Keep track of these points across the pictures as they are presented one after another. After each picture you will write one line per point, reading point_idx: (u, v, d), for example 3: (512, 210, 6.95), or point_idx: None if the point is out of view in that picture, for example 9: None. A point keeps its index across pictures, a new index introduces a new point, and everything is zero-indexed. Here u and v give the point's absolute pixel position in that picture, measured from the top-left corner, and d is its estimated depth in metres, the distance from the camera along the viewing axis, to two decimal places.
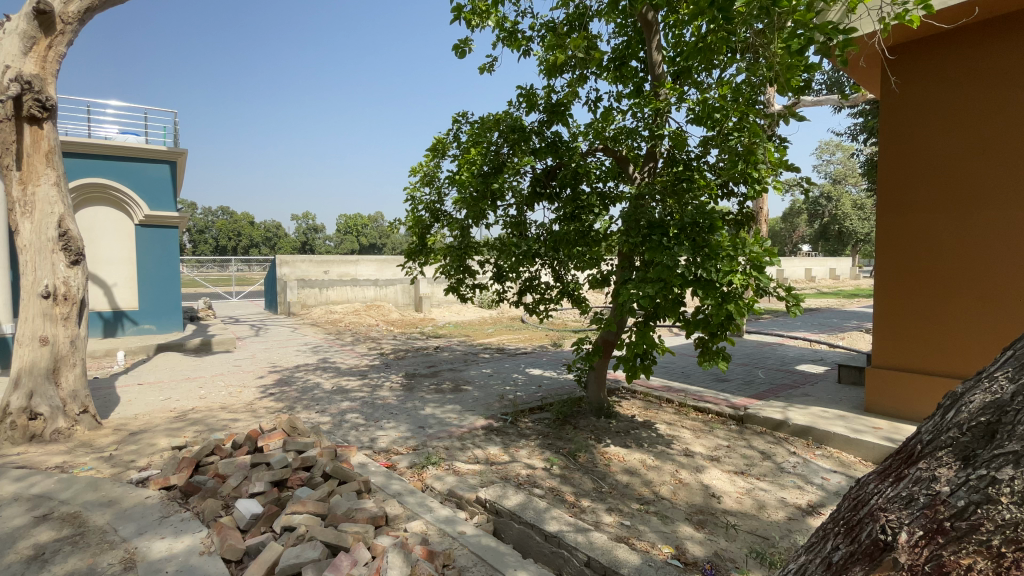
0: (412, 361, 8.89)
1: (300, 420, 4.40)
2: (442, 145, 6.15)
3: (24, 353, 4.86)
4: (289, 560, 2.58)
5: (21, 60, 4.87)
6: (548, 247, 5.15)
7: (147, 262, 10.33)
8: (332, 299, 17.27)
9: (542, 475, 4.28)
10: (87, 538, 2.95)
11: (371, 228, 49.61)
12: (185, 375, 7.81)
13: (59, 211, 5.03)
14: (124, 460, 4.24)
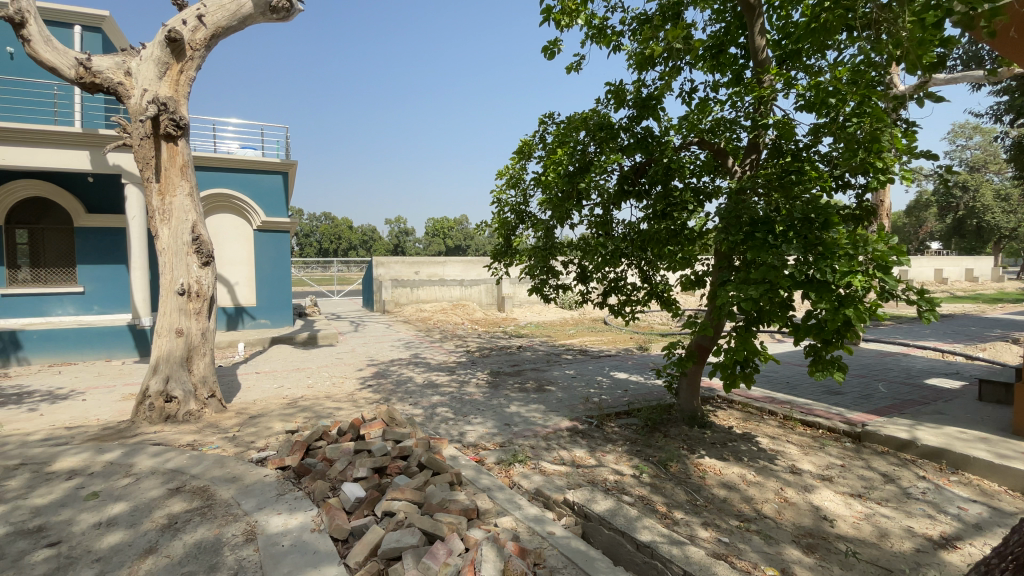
0: (498, 359, 9.05)
1: (397, 412, 4.66)
2: (528, 147, 6.20)
3: (162, 342, 5.58)
4: (391, 544, 2.71)
5: (157, 84, 5.68)
6: (637, 246, 4.98)
7: (263, 264, 11.46)
8: (422, 298, 18.11)
9: (631, 482, 4.14)
10: (214, 510, 3.32)
11: (457, 230, 51.45)
12: (295, 366, 8.58)
13: (192, 218, 5.74)
14: (245, 440, 4.74)
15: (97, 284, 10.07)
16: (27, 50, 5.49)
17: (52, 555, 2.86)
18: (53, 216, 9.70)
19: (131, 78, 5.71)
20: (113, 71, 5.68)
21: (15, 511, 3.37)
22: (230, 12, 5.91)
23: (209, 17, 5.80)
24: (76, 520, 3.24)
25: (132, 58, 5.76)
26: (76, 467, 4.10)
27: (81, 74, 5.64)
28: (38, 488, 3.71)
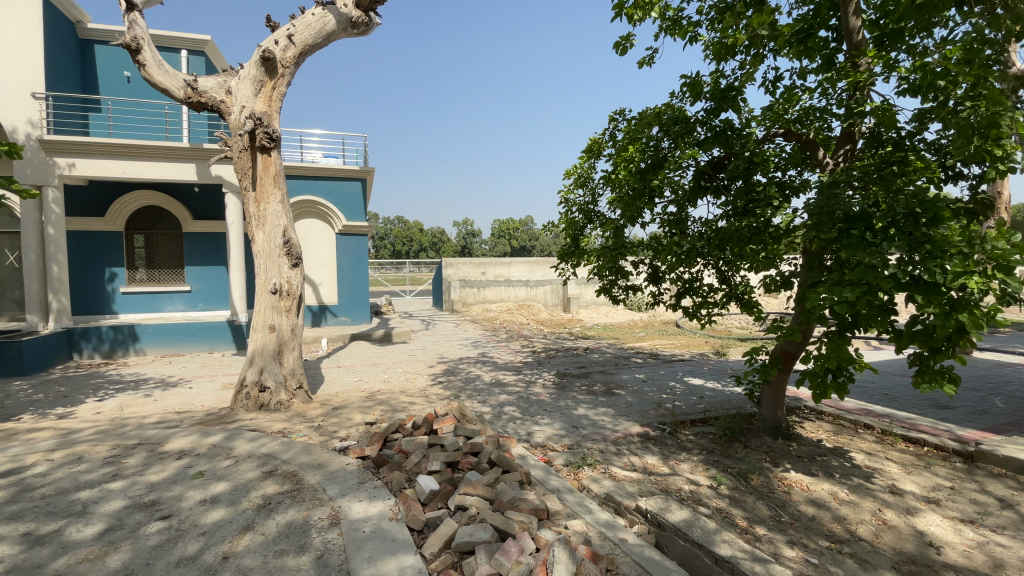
0: (565, 361, 9.00)
1: (468, 409, 4.77)
2: (597, 145, 6.11)
3: (258, 337, 6.08)
4: (464, 538, 2.78)
5: (253, 101, 6.21)
6: (715, 245, 4.75)
7: (343, 265, 12.17)
8: (488, 298, 18.43)
9: (707, 493, 3.96)
10: (302, 494, 3.58)
11: (522, 231, 51.86)
12: (371, 362, 9.03)
13: (283, 223, 6.21)
14: (329, 430, 5.05)
15: (201, 284, 11.19)
16: (144, 75, 6.16)
17: (167, 527, 3.21)
18: (165, 222, 10.90)
19: (231, 96, 6.27)
20: (215, 90, 6.27)
21: (137, 485, 3.81)
22: (315, 30, 6.38)
23: (297, 36, 6.27)
24: (186, 496, 3.62)
25: (232, 78, 6.33)
26: (185, 448, 4.57)
27: (189, 95, 6.26)
28: (155, 466, 4.18)
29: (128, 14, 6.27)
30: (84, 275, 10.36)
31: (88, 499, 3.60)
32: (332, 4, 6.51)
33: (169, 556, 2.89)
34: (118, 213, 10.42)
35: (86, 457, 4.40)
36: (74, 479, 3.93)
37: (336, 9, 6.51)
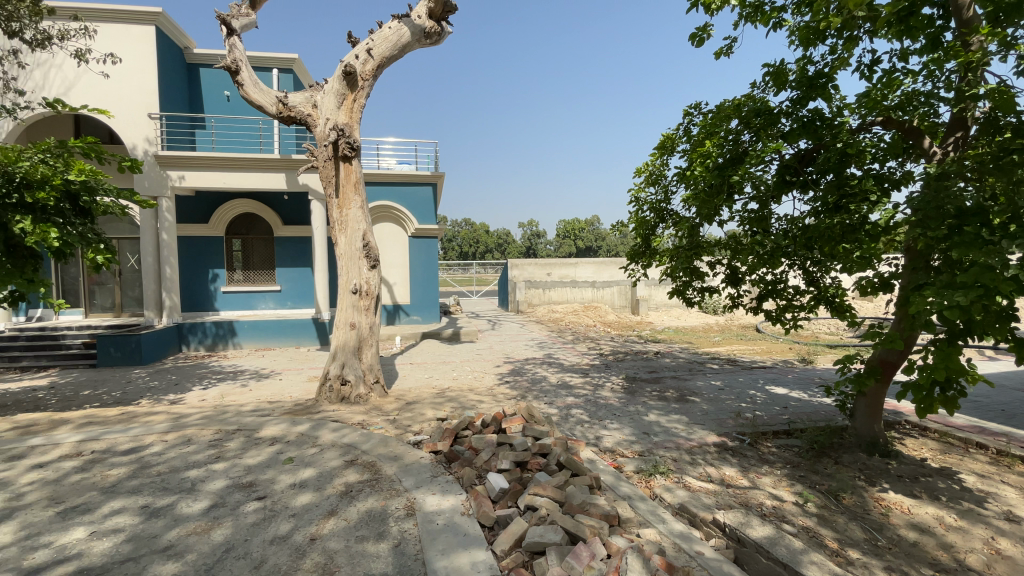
0: (634, 365, 8.77)
1: (537, 410, 4.80)
2: (670, 141, 5.92)
3: (340, 334, 6.47)
4: (535, 538, 2.79)
5: (336, 113, 6.61)
6: (801, 243, 4.43)
7: (415, 267, 12.67)
8: (554, 299, 18.39)
9: (791, 510, 3.70)
10: (380, 484, 3.76)
11: (588, 231, 51.27)
12: (441, 360, 9.33)
13: (362, 227, 6.57)
14: (403, 424, 5.28)
15: (289, 284, 12.12)
16: (242, 93, 6.76)
17: (262, 507, 3.51)
18: (258, 227, 11.90)
19: (316, 109, 6.74)
20: (303, 104, 6.76)
21: (236, 467, 4.20)
22: (391, 43, 6.73)
23: (376, 49, 6.64)
24: (278, 480, 3.93)
25: (317, 93, 6.80)
26: (276, 435, 4.96)
27: (280, 110, 6.80)
28: (251, 450, 4.57)
29: (228, 39, 6.91)
30: (191, 276, 11.55)
31: (195, 478, 4.01)
32: (406, 16, 6.84)
33: (264, 534, 3.15)
34: (219, 220, 11.53)
35: (194, 440, 4.90)
36: (184, 459, 4.40)
37: (410, 21, 6.84)
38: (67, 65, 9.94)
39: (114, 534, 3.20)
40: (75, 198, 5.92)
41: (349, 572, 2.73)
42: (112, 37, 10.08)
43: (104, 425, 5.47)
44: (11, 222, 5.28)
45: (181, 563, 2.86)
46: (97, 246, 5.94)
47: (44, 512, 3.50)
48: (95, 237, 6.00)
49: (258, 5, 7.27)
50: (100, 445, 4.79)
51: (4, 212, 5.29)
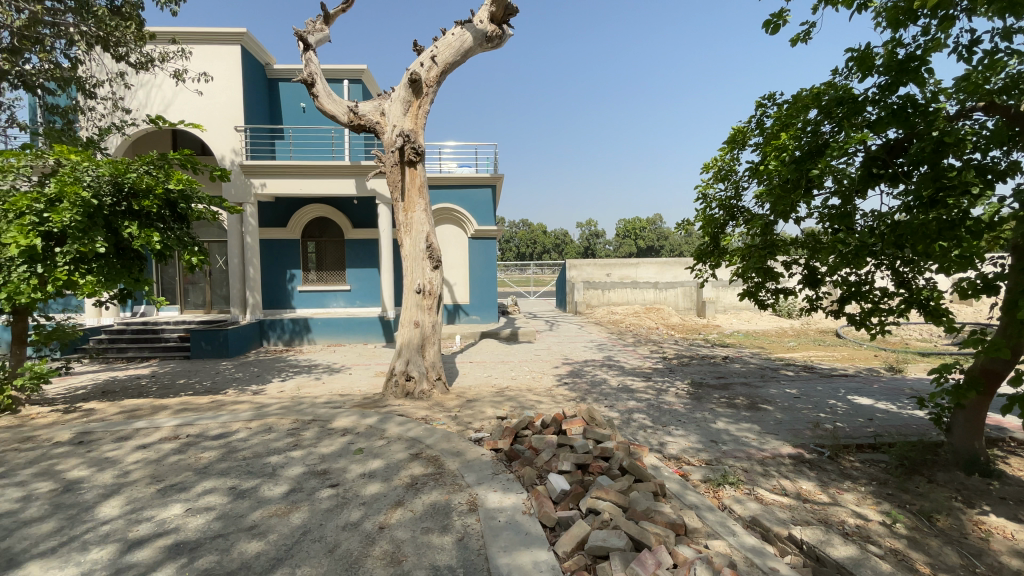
0: (700, 370, 8.43)
1: (598, 412, 4.74)
2: (741, 134, 5.66)
3: (405, 332, 6.70)
4: (598, 542, 2.75)
5: (403, 119, 6.87)
6: (891, 241, 3.98)
7: (475, 267, 12.89)
8: (614, 300, 18.10)
9: (878, 530, 3.41)
10: (444, 478, 3.87)
11: (649, 231, 49.91)
12: (500, 359, 9.43)
13: (426, 229, 6.78)
14: (464, 421, 5.39)
15: (358, 283, 12.73)
16: (317, 105, 7.17)
17: (335, 494, 3.71)
18: (330, 230, 12.60)
19: (384, 117, 7.03)
20: (372, 113, 7.08)
21: (311, 455, 4.46)
22: (454, 49, 6.90)
23: (440, 56, 6.83)
24: (349, 469, 4.14)
25: (385, 101, 7.09)
26: (347, 427, 5.23)
27: (351, 118, 7.15)
28: (324, 440, 4.85)
29: (305, 54, 7.36)
30: (270, 276, 12.42)
31: (276, 463, 4.31)
32: (469, 22, 7.00)
33: (337, 520, 3.33)
34: (295, 224, 12.33)
35: (274, 428, 5.27)
36: (266, 445, 4.74)
37: (473, 26, 7.01)
38: (167, 85, 10.99)
39: (207, 511, 3.50)
40: (174, 205, 6.53)
41: (416, 562, 2.82)
42: (205, 58, 11.07)
43: (198, 412, 6.01)
44: (122, 227, 5.92)
45: (264, 542, 3.09)
46: (192, 249, 6.54)
47: (149, 488, 3.90)
48: (189, 240, 6.60)
49: (331, 20, 7.70)
50: (194, 430, 5.27)
51: (116, 218, 5.94)
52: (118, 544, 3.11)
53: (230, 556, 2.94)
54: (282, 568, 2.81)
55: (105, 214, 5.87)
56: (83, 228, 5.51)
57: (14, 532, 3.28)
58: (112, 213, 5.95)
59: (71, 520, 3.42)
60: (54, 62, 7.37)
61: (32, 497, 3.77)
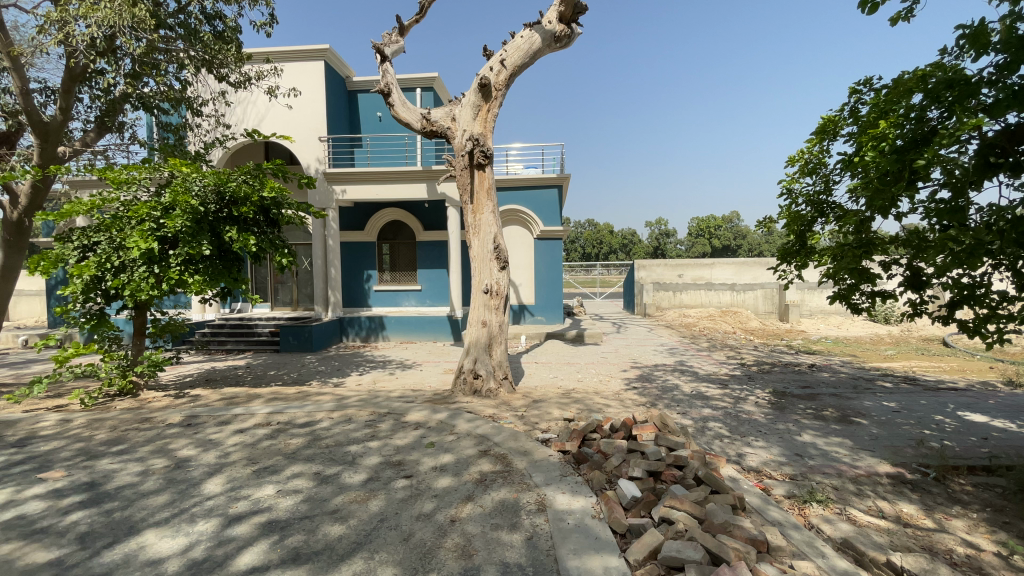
0: (782, 378, 7.88)
1: (670, 418, 4.59)
2: (832, 124, 5.24)
3: (473, 331, 6.85)
4: (671, 552, 2.65)
5: (472, 124, 7.02)
6: (1013, 240, 3.50)
7: (540, 269, 12.92)
8: (686, 302, 17.40)
9: (997, 564, 3.02)
10: (512, 476, 3.91)
11: (724, 230, 47.44)
12: (567, 361, 9.38)
13: (494, 231, 6.89)
14: (532, 420, 5.42)
15: (429, 284, 13.19)
16: (392, 113, 7.49)
17: (409, 485, 3.87)
18: (403, 233, 13.15)
19: (455, 122, 7.22)
20: (443, 119, 7.30)
21: (387, 446, 4.68)
22: (523, 51, 6.97)
23: (509, 59, 6.92)
24: (422, 461, 4.30)
25: (456, 107, 7.29)
26: (420, 421, 5.44)
27: (424, 125, 7.42)
28: (399, 432, 5.07)
29: (382, 65, 7.74)
30: (349, 276, 13.18)
31: (355, 452, 4.58)
32: (538, 24, 7.05)
33: (411, 510, 3.47)
34: (372, 227, 13.00)
35: (353, 419, 5.60)
36: (346, 435, 5.04)
37: (542, 27, 7.04)
38: (261, 100, 12.00)
39: (295, 493, 3.78)
40: (267, 211, 7.11)
41: (486, 557, 2.87)
42: (293, 74, 11.96)
43: (286, 401, 6.51)
44: (224, 232, 6.54)
45: (346, 527, 3.28)
46: (282, 251, 7.09)
47: (245, 469, 4.29)
48: (280, 243, 7.16)
49: (406, 31, 8.05)
50: (283, 417, 5.71)
51: (218, 224, 6.56)
52: (220, 518, 3.44)
53: (316, 537, 3.16)
54: (362, 552, 2.97)
55: (210, 219, 6.50)
56: (191, 232, 6.15)
57: (136, 502, 3.72)
58: (215, 219, 6.59)
59: (182, 494, 3.83)
60: (168, 85, 8.27)
61: (150, 472, 4.26)
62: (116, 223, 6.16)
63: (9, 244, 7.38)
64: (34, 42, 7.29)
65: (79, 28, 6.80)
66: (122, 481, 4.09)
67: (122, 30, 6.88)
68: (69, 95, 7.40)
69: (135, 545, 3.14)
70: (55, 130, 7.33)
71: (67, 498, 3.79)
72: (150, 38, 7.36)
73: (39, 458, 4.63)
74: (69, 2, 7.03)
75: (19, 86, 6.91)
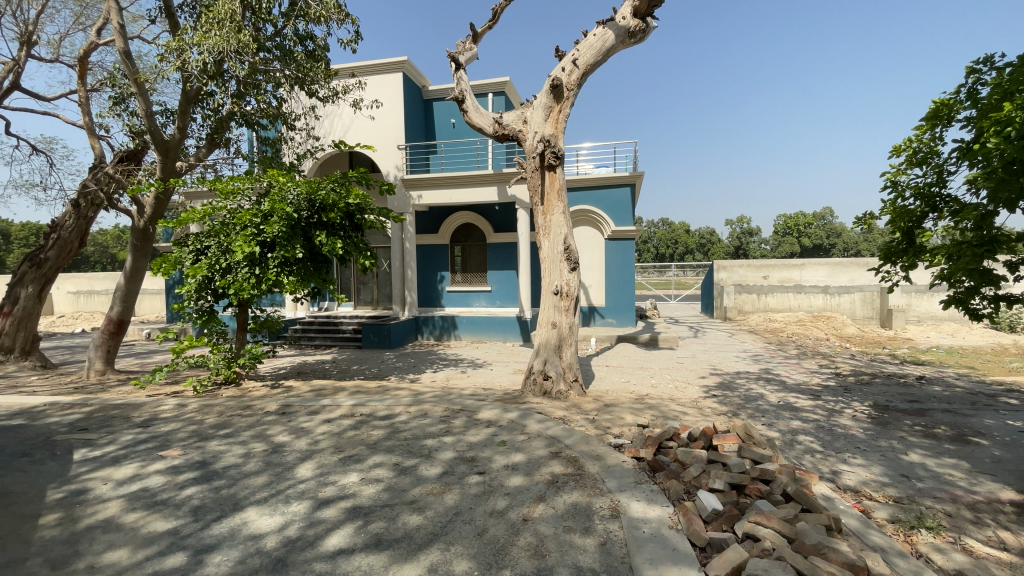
0: (884, 390, 7.13)
1: (755, 429, 4.34)
2: (946, 108, 4.70)
3: (544, 332, 6.87)
4: (758, 571, 2.50)
5: (543, 125, 7.03)
6: None
7: (611, 270, 12.67)
8: (771, 306, 16.32)
9: None
10: (585, 480, 3.88)
11: (815, 228, 43.84)
12: (640, 365, 9.13)
13: (565, 231, 6.86)
14: (604, 425, 5.34)
15: (499, 285, 13.39)
16: (466, 119, 7.68)
17: (482, 481, 3.95)
18: (475, 235, 13.46)
19: (526, 125, 7.26)
20: (515, 122, 7.38)
21: (460, 442, 4.82)
22: (596, 50, 6.90)
23: (581, 58, 6.87)
24: (495, 459, 4.38)
25: (527, 109, 7.34)
26: (492, 419, 5.54)
27: (496, 129, 7.54)
28: (472, 429, 5.21)
29: (457, 73, 7.99)
30: (424, 277, 13.72)
31: (431, 446, 4.76)
32: (611, 20, 6.95)
33: (484, 506, 3.54)
34: (445, 230, 13.44)
35: (428, 414, 5.82)
36: (422, 429, 5.26)
37: (615, 24, 6.94)
38: (346, 113, 12.83)
39: (376, 482, 4.00)
40: (352, 216, 7.58)
41: (559, 559, 2.87)
42: (375, 86, 12.67)
43: (368, 394, 6.90)
44: (315, 236, 7.07)
45: (423, 517, 3.42)
46: (364, 253, 7.52)
47: (333, 456, 4.60)
48: (363, 246, 7.61)
49: (479, 38, 8.24)
50: (365, 410, 6.06)
51: (310, 229, 7.11)
52: (310, 501, 3.72)
53: (396, 525, 3.32)
54: (438, 543, 3.08)
55: (302, 225, 7.06)
56: (287, 237, 6.71)
57: (239, 481, 4.12)
58: (307, 224, 7.14)
59: (278, 477, 4.18)
60: (267, 102, 9.07)
61: (251, 454, 4.70)
62: (224, 229, 6.84)
63: (137, 248, 8.45)
64: (157, 70, 8.27)
65: (193, 54, 7.65)
66: (228, 461, 4.55)
67: (228, 54, 7.64)
68: (185, 115, 8.33)
69: (239, 521, 3.47)
70: (173, 147, 8.27)
71: (183, 474, 4.28)
72: (252, 60, 8.11)
73: (161, 437, 5.26)
74: (185, 32, 7.91)
75: (145, 109, 7.88)
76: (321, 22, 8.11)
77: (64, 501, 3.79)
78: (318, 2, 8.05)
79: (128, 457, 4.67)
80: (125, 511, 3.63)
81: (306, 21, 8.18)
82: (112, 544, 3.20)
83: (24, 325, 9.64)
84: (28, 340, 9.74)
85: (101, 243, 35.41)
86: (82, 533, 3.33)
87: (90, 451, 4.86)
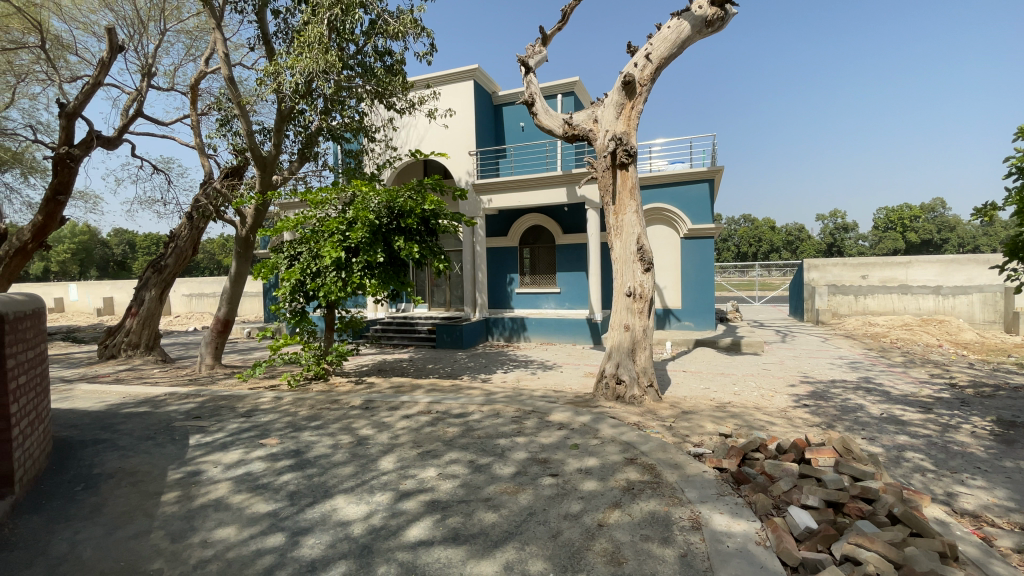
0: (1013, 405, 6.24)
1: (855, 443, 3.99)
2: None
3: (617, 335, 6.75)
4: None
5: (615, 123, 6.90)
6: None
7: (688, 270, 12.15)
8: (872, 308, 14.91)
9: None
10: (662, 488, 3.76)
11: (923, 222, 39.47)
12: (720, 371, 8.67)
13: (638, 231, 6.69)
14: (681, 432, 5.13)
15: (569, 286, 13.32)
16: (536, 122, 7.71)
17: (555, 483, 3.96)
18: (546, 237, 13.48)
19: (597, 124, 7.14)
20: (585, 122, 7.29)
21: (533, 443, 4.87)
22: (670, 42, 6.68)
23: (655, 52, 6.68)
24: (568, 462, 4.37)
25: (598, 108, 7.24)
26: (564, 422, 5.54)
27: (565, 130, 7.50)
28: (544, 431, 5.23)
29: (526, 77, 8.06)
30: (494, 279, 13.97)
31: (504, 446, 4.84)
32: (687, 10, 6.71)
33: (558, 508, 3.55)
34: (515, 232, 13.59)
35: (501, 413, 5.93)
36: (495, 428, 5.35)
37: (691, 15, 6.70)
38: (421, 123, 13.40)
39: (453, 478, 4.14)
40: (427, 222, 7.91)
41: (636, 567, 2.82)
42: (448, 96, 13.13)
43: (443, 393, 7.14)
44: (393, 241, 7.45)
45: (498, 515, 3.49)
46: (439, 257, 7.80)
47: (412, 451, 4.82)
48: (437, 250, 7.89)
49: (548, 41, 8.27)
50: (441, 407, 6.29)
51: (389, 234, 7.49)
52: (392, 492, 3.93)
53: (472, 521, 3.42)
54: (513, 542, 3.13)
55: (383, 231, 7.45)
56: (369, 242, 7.14)
57: (329, 470, 4.44)
58: (387, 230, 7.54)
59: (362, 468, 4.45)
60: (351, 117, 9.71)
61: (339, 446, 5.04)
62: (314, 236, 7.39)
63: (240, 255, 9.36)
64: (257, 93, 9.12)
65: (287, 76, 8.36)
66: (318, 451, 4.91)
67: (318, 74, 8.27)
68: (280, 133, 9.11)
69: (330, 507, 3.74)
70: (270, 162, 9.05)
71: (280, 461, 4.68)
72: (337, 78, 8.72)
73: (261, 427, 5.79)
74: (280, 57, 8.65)
75: (247, 129, 8.71)
76: (399, 37, 8.52)
77: (182, 481, 4.28)
78: (396, 19, 8.47)
79: (234, 443, 5.19)
80: (232, 492, 4.04)
81: (385, 37, 8.63)
82: (221, 522, 3.58)
83: (148, 325, 11.00)
84: (151, 337, 11.12)
85: (209, 250, 39.57)
86: (197, 510, 3.75)
87: (202, 436, 5.46)
